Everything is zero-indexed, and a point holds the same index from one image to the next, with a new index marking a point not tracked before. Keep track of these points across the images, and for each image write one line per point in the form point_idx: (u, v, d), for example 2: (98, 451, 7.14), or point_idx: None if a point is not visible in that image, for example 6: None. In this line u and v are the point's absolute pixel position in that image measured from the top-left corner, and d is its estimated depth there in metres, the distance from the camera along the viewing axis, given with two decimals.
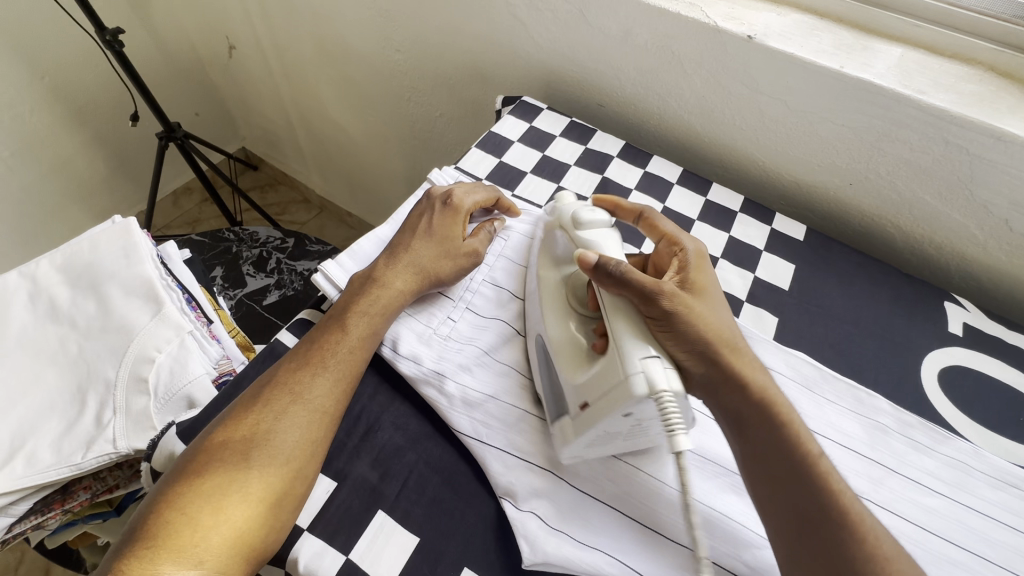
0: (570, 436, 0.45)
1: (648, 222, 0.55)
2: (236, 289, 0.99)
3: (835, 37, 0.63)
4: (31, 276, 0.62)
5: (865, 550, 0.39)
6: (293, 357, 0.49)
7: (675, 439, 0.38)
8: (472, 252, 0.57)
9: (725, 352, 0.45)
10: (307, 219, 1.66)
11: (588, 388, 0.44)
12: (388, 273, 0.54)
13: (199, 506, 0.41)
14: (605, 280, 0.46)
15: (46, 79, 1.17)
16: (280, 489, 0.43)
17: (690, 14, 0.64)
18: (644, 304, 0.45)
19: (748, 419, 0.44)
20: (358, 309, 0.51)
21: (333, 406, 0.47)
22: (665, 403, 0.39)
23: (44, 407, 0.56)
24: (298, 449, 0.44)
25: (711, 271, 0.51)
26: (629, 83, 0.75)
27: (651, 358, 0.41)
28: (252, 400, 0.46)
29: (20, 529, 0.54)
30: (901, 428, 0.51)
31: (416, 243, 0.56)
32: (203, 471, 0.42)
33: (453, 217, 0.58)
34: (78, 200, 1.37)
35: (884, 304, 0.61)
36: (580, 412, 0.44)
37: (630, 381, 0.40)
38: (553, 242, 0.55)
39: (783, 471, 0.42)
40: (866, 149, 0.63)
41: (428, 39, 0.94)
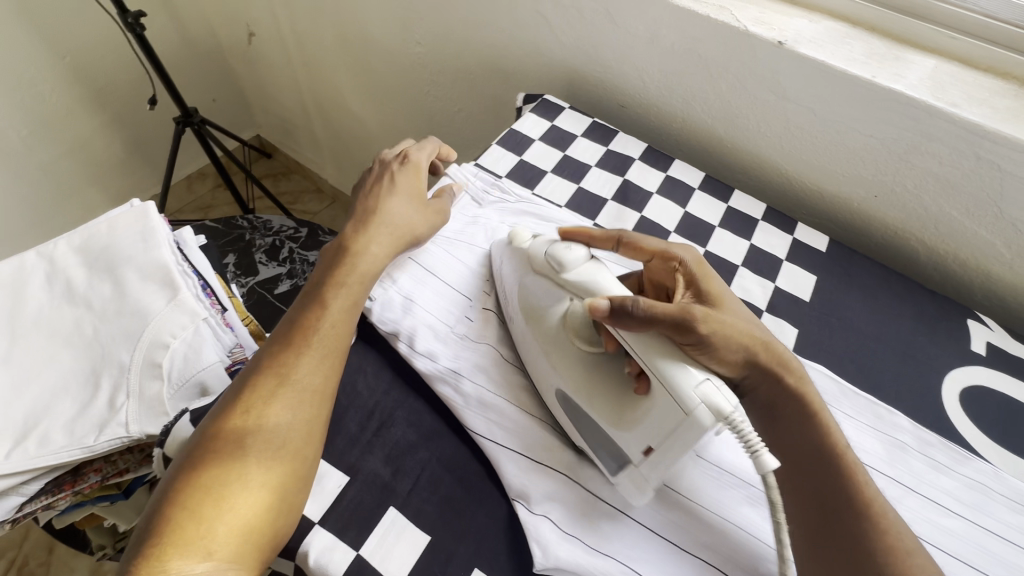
0: (645, 484, 0.44)
1: (631, 246, 0.53)
2: (248, 277, 0.98)
3: (867, 46, 0.62)
4: (48, 257, 0.62)
5: (882, 537, 0.40)
6: (276, 341, 0.48)
7: (761, 459, 0.39)
8: (438, 212, 0.61)
9: (761, 354, 0.46)
10: (319, 210, 1.64)
11: (646, 430, 0.43)
12: (361, 240, 0.54)
13: (201, 498, 0.40)
14: (629, 321, 0.43)
15: (66, 60, 1.17)
16: (281, 469, 0.43)
17: (720, 17, 0.63)
18: (679, 333, 0.43)
19: (778, 405, 0.46)
20: (338, 280, 0.52)
21: (324, 383, 0.47)
22: (738, 424, 0.38)
23: (58, 388, 0.56)
24: (296, 428, 0.44)
25: (717, 277, 0.50)
26: (653, 85, 0.74)
27: (705, 382, 0.39)
28: (240, 387, 0.46)
29: (30, 509, 0.54)
30: (920, 446, 0.51)
31: (391, 202, 0.57)
32: (200, 462, 0.42)
33: (413, 175, 0.60)
34: (93, 182, 1.38)
35: (906, 319, 0.60)
36: (645, 458, 0.43)
37: (694, 415, 0.39)
38: (527, 290, 0.52)
39: (810, 461, 0.44)
40: (894, 161, 0.62)
41: (450, 33, 0.93)
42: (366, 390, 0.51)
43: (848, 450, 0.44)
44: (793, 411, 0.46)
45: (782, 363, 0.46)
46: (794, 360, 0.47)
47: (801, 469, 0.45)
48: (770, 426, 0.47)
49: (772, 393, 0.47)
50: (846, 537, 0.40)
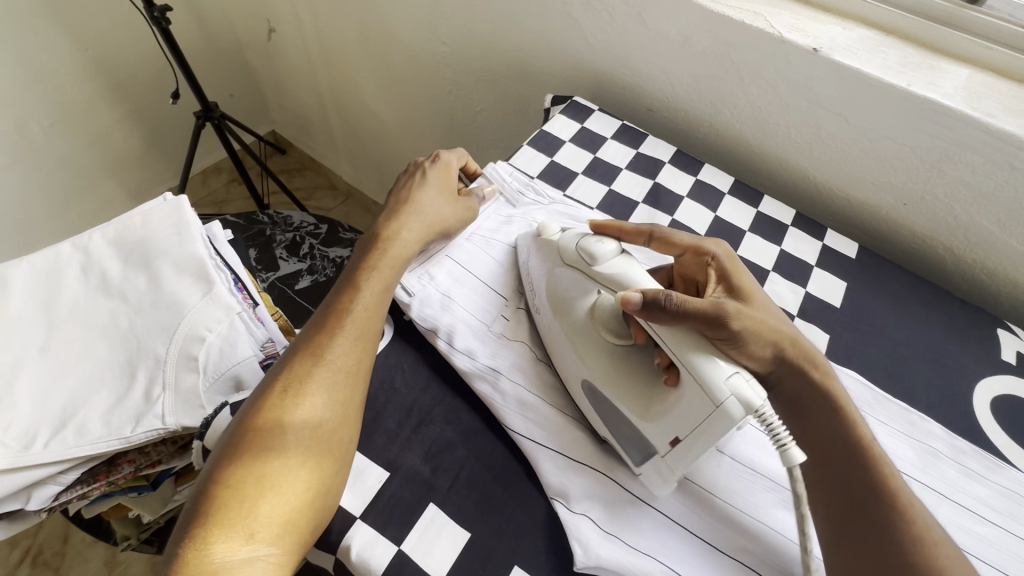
0: (668, 474, 0.44)
1: (662, 240, 0.54)
2: (269, 272, 0.99)
3: (902, 55, 0.62)
4: (83, 248, 0.62)
5: (909, 527, 0.40)
6: (312, 325, 0.49)
7: (789, 453, 0.40)
8: (468, 206, 0.62)
9: (788, 348, 0.47)
10: (333, 207, 1.65)
11: (674, 421, 0.43)
12: (393, 229, 0.56)
13: (243, 478, 0.40)
14: (660, 314, 0.45)
15: (88, 52, 1.17)
16: (318, 449, 0.43)
17: (754, 23, 0.63)
18: (710, 328, 0.44)
19: (805, 399, 0.47)
20: (370, 265, 0.53)
21: (357, 365, 0.47)
22: (769, 418, 0.40)
23: (93, 378, 0.56)
24: (332, 408, 0.45)
25: (749, 274, 0.51)
26: (683, 89, 0.75)
27: (736, 375, 0.40)
28: (278, 370, 0.46)
29: (66, 498, 0.55)
30: (953, 453, 0.51)
31: (423, 198, 0.59)
32: (241, 442, 0.42)
33: (444, 172, 0.62)
34: (111, 174, 1.38)
35: (936, 327, 0.60)
36: (671, 448, 0.44)
37: (725, 407, 0.40)
38: (557, 280, 0.54)
39: (836, 451, 0.45)
40: (925, 169, 0.63)
41: (476, 33, 0.93)
42: (405, 386, 0.52)
43: (874, 442, 0.44)
44: (819, 404, 0.46)
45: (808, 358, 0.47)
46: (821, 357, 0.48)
47: (830, 467, 0.44)
48: (797, 424, 0.47)
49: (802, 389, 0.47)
50: (875, 528, 0.41)
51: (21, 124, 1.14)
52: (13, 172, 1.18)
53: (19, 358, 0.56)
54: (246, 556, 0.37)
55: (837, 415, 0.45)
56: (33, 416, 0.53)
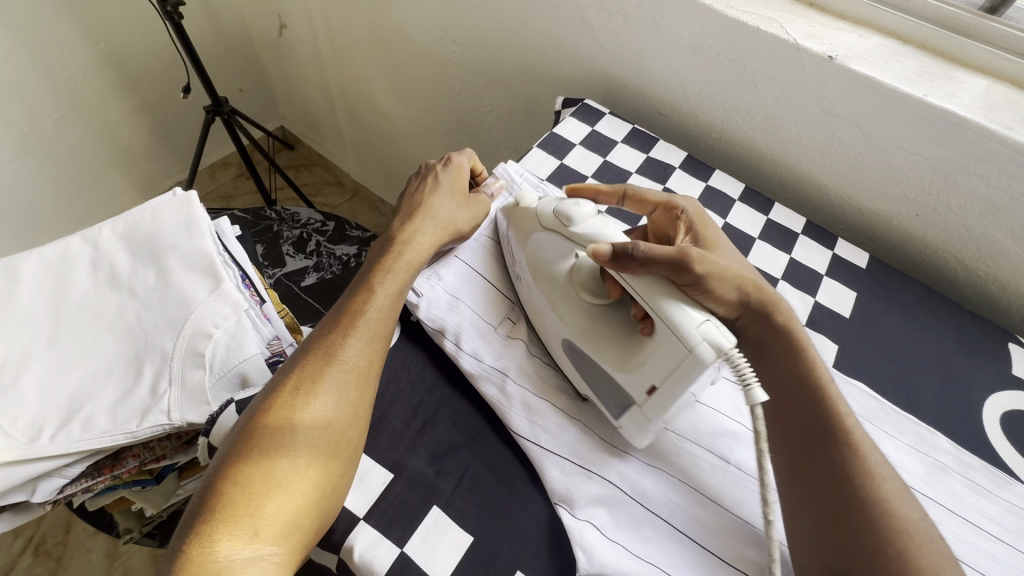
0: (645, 422, 0.46)
1: (635, 199, 0.56)
2: (276, 268, 0.99)
3: (918, 64, 0.61)
4: (92, 242, 0.62)
5: (859, 462, 0.42)
6: (326, 323, 0.49)
7: (753, 392, 0.41)
8: (479, 206, 0.61)
9: (752, 291, 0.47)
10: (339, 203, 1.65)
11: (648, 370, 0.44)
12: (408, 231, 0.56)
13: (251, 475, 0.40)
14: (630, 264, 0.45)
15: (101, 44, 1.18)
16: (326, 450, 0.43)
17: (769, 29, 0.63)
18: (678, 273, 0.45)
19: (767, 342, 0.48)
20: (385, 268, 0.53)
21: (368, 366, 0.47)
22: (736, 359, 0.40)
23: (100, 372, 0.56)
24: (341, 409, 0.45)
25: (714, 225, 0.53)
26: (695, 94, 0.74)
27: (705, 322, 0.41)
28: (290, 368, 0.46)
29: (71, 491, 0.55)
30: (961, 468, 0.51)
31: (435, 199, 0.58)
32: (251, 439, 0.42)
33: (457, 175, 0.61)
34: (120, 167, 1.38)
35: (946, 340, 0.60)
36: (649, 397, 0.44)
37: (697, 352, 0.40)
38: (537, 246, 0.54)
39: (795, 394, 0.46)
40: (939, 180, 0.62)
41: (487, 34, 0.93)
42: (410, 387, 0.51)
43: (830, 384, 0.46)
44: (784, 350, 0.47)
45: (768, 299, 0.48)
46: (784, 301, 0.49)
47: (790, 408, 0.46)
48: (764, 365, 0.49)
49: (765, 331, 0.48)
50: (827, 465, 0.42)
51: (33, 115, 1.15)
52: (24, 162, 1.19)
53: (27, 351, 0.56)
54: (249, 555, 0.38)
55: (799, 357, 0.47)
56: (40, 409, 0.53)
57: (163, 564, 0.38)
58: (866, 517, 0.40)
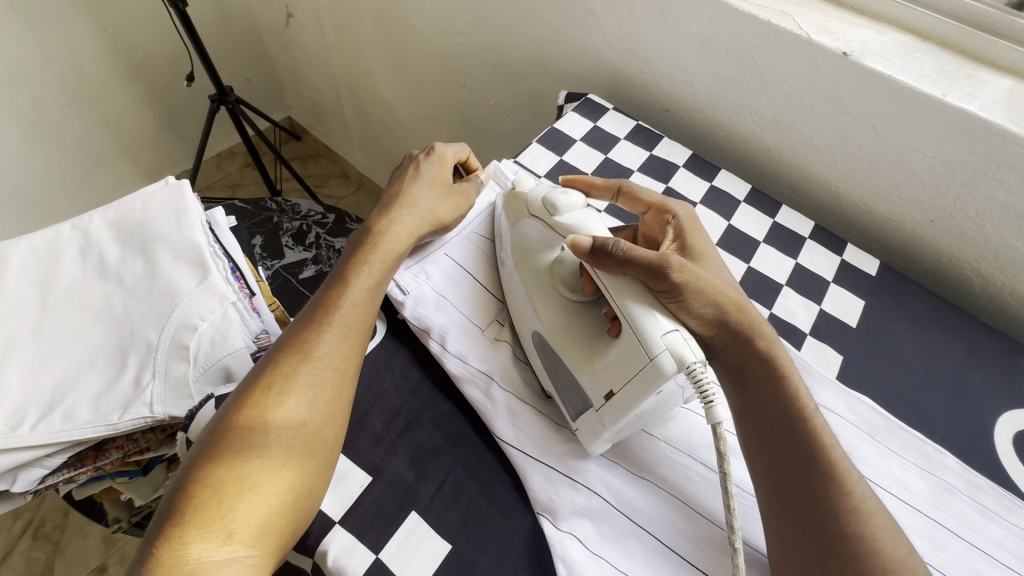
0: (599, 428, 0.44)
1: (629, 195, 0.54)
2: (274, 259, 0.97)
3: (938, 63, 0.58)
4: (82, 229, 0.61)
5: (847, 498, 0.40)
6: (300, 321, 0.48)
7: (715, 410, 0.40)
8: (462, 196, 0.60)
9: (732, 312, 0.46)
10: (344, 195, 1.65)
11: (609, 375, 0.44)
12: (386, 223, 0.54)
13: (223, 477, 0.39)
14: (607, 261, 0.45)
15: (108, 32, 1.18)
16: (301, 449, 0.42)
17: (781, 24, 0.60)
18: (654, 279, 0.44)
19: (747, 366, 0.46)
20: (361, 260, 0.52)
21: (345, 361, 0.46)
22: (698, 374, 0.39)
23: (86, 362, 0.55)
24: (317, 408, 0.43)
25: (705, 233, 0.51)
26: (702, 91, 0.72)
27: (672, 332, 0.41)
28: (263, 366, 0.45)
29: (52, 481, 0.55)
30: (969, 490, 0.48)
31: (416, 191, 0.57)
32: (223, 439, 0.41)
33: (439, 165, 0.60)
34: (127, 154, 1.39)
35: (957, 354, 0.57)
36: (606, 402, 0.43)
37: (658, 361, 0.40)
38: (524, 232, 0.53)
39: (773, 422, 0.43)
40: (956, 185, 0.59)
41: (492, 25, 0.91)
42: (394, 388, 0.50)
43: (815, 413, 0.43)
44: (762, 372, 0.45)
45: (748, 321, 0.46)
46: (767, 324, 0.46)
47: (768, 436, 0.43)
48: (741, 389, 0.46)
49: (739, 352, 0.47)
50: (810, 500, 0.40)
51: (40, 102, 1.15)
52: (30, 148, 1.19)
53: (13, 338, 0.55)
54: (223, 559, 0.36)
55: (782, 386, 0.44)
56: (22, 397, 0.52)
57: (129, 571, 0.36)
58: (846, 560, 0.37)
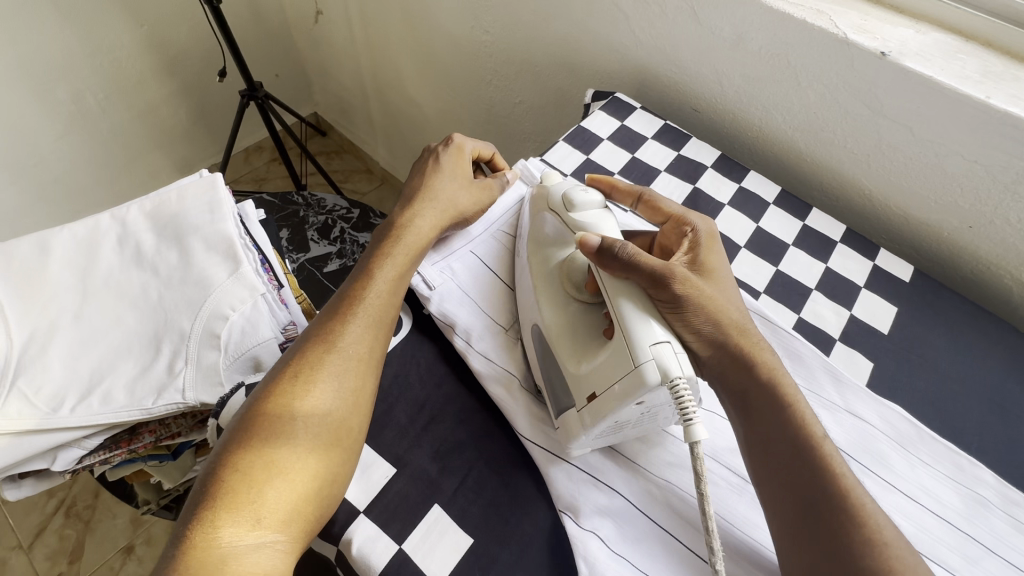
0: (577, 431, 0.44)
1: (649, 204, 0.54)
2: (300, 253, 0.99)
3: (981, 63, 0.56)
4: (121, 220, 0.63)
5: (861, 528, 0.37)
6: (324, 313, 0.49)
7: (693, 428, 0.38)
8: (485, 189, 0.60)
9: (733, 335, 0.45)
10: (368, 191, 1.67)
11: (594, 378, 0.44)
12: (409, 218, 0.55)
13: (251, 464, 0.40)
14: (611, 263, 0.45)
15: (144, 28, 1.21)
16: (327, 438, 0.43)
17: (817, 22, 0.59)
18: (655, 287, 0.44)
19: (751, 397, 0.43)
20: (384, 254, 0.52)
21: (368, 353, 0.47)
22: (678, 389, 0.39)
23: (122, 348, 0.57)
24: (342, 397, 0.44)
25: (722, 252, 0.49)
26: (732, 91, 0.70)
27: (663, 344, 0.41)
28: (288, 356, 0.46)
29: (89, 461, 0.57)
30: (1003, 504, 0.47)
31: (438, 186, 0.58)
32: (251, 427, 0.42)
33: (459, 155, 0.60)
34: (159, 148, 1.42)
35: (993, 365, 0.56)
36: (587, 403, 0.43)
37: (642, 369, 0.40)
38: (541, 226, 0.54)
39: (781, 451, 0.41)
40: (997, 191, 0.57)
41: (520, 22, 0.91)
42: (418, 382, 0.51)
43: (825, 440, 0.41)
44: (762, 397, 0.43)
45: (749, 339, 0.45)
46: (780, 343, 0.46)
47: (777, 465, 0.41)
48: (744, 417, 0.44)
49: (744, 381, 0.44)
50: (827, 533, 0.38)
51: (78, 95, 1.19)
52: (67, 139, 1.23)
53: (55, 323, 0.57)
54: (253, 542, 0.37)
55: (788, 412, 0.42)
56: (62, 380, 0.54)
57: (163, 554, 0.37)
58: None
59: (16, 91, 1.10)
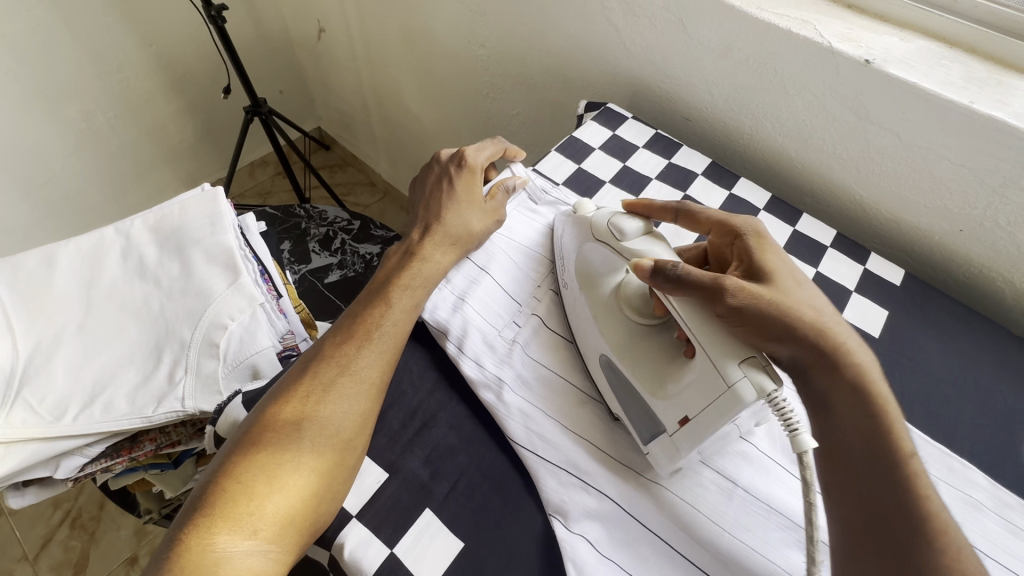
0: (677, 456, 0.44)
1: (689, 217, 0.52)
2: (301, 264, 1.01)
3: (966, 69, 0.57)
4: (125, 233, 0.64)
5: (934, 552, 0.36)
6: (341, 331, 0.50)
7: (800, 439, 0.40)
8: (497, 218, 0.61)
9: (814, 333, 0.43)
10: (370, 203, 1.69)
11: (684, 400, 0.44)
12: (427, 247, 0.57)
13: (255, 475, 0.41)
14: (667, 286, 0.45)
15: (152, 48, 1.24)
16: (332, 457, 0.43)
17: (802, 32, 0.60)
18: (709, 305, 0.43)
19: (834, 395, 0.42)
20: (402, 282, 0.54)
21: (379, 377, 0.48)
22: (780, 404, 0.39)
23: (124, 358, 0.58)
24: (350, 418, 0.45)
25: (778, 253, 0.48)
26: (722, 99, 0.72)
27: (750, 359, 0.40)
28: (303, 371, 0.47)
29: (91, 469, 0.58)
30: (998, 507, 0.47)
31: (448, 208, 0.59)
32: (259, 439, 0.43)
33: (471, 178, 0.61)
34: (166, 164, 1.45)
35: (986, 369, 0.56)
36: (681, 427, 0.43)
37: (735, 389, 0.39)
38: (586, 258, 0.54)
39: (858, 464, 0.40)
40: (986, 195, 0.57)
41: (515, 37, 0.93)
42: (411, 388, 0.51)
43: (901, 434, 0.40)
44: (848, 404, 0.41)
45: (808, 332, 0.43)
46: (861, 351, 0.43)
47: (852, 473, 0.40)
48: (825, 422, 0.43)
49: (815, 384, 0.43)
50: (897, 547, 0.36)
51: (89, 114, 1.23)
52: (79, 157, 1.27)
53: (59, 335, 0.59)
54: (245, 552, 0.38)
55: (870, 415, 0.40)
56: (65, 389, 0.56)
57: (158, 553, 0.38)
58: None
59: (28, 111, 1.14)
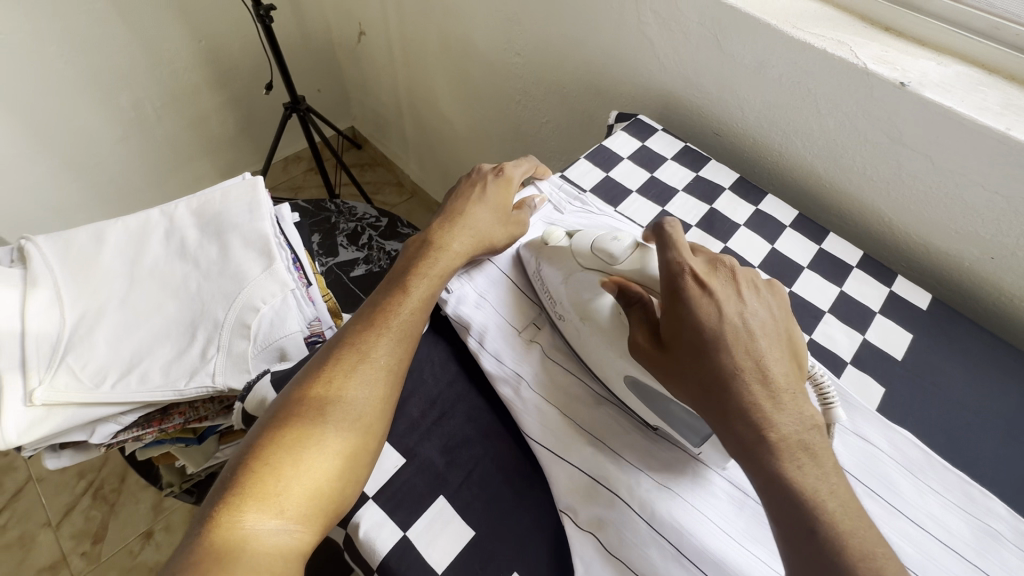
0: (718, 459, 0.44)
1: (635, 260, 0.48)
2: (329, 256, 1.04)
3: (1004, 96, 0.57)
4: (169, 215, 0.68)
5: None
6: (361, 320, 0.52)
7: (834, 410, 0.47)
8: (518, 222, 0.62)
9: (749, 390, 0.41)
10: (397, 203, 1.73)
11: None
12: (446, 238, 0.58)
13: (281, 457, 0.43)
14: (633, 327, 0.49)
15: (201, 43, 1.30)
16: (353, 441, 0.45)
17: (838, 52, 0.60)
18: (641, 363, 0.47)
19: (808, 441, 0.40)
20: (420, 271, 0.55)
21: (397, 364, 0.49)
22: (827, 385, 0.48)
23: (162, 333, 0.61)
24: (370, 403, 0.47)
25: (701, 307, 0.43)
26: (752, 115, 0.72)
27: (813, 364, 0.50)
28: (324, 359, 0.49)
29: (123, 437, 0.61)
30: (1017, 538, 0.46)
31: (476, 208, 0.60)
32: (284, 423, 0.45)
33: (506, 187, 0.63)
34: (205, 154, 1.51)
35: (1011, 399, 0.55)
36: None
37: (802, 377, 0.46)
38: (577, 284, 0.54)
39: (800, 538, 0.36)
40: (1020, 224, 0.57)
41: (550, 46, 0.95)
42: (432, 379, 0.53)
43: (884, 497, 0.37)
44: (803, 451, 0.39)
45: (761, 369, 0.41)
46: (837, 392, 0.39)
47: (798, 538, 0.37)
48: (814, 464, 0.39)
49: (812, 408, 0.41)
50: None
51: (137, 103, 1.29)
52: (125, 144, 1.33)
53: (103, 308, 0.62)
54: (272, 529, 0.40)
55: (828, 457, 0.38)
56: (106, 358, 0.59)
57: (190, 528, 0.40)
58: None
59: (82, 99, 1.20)
